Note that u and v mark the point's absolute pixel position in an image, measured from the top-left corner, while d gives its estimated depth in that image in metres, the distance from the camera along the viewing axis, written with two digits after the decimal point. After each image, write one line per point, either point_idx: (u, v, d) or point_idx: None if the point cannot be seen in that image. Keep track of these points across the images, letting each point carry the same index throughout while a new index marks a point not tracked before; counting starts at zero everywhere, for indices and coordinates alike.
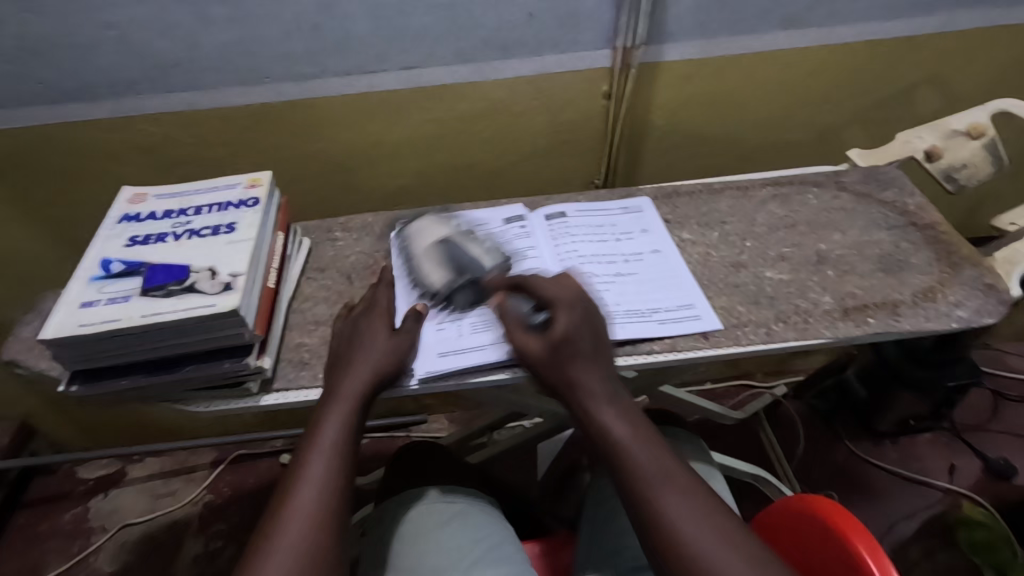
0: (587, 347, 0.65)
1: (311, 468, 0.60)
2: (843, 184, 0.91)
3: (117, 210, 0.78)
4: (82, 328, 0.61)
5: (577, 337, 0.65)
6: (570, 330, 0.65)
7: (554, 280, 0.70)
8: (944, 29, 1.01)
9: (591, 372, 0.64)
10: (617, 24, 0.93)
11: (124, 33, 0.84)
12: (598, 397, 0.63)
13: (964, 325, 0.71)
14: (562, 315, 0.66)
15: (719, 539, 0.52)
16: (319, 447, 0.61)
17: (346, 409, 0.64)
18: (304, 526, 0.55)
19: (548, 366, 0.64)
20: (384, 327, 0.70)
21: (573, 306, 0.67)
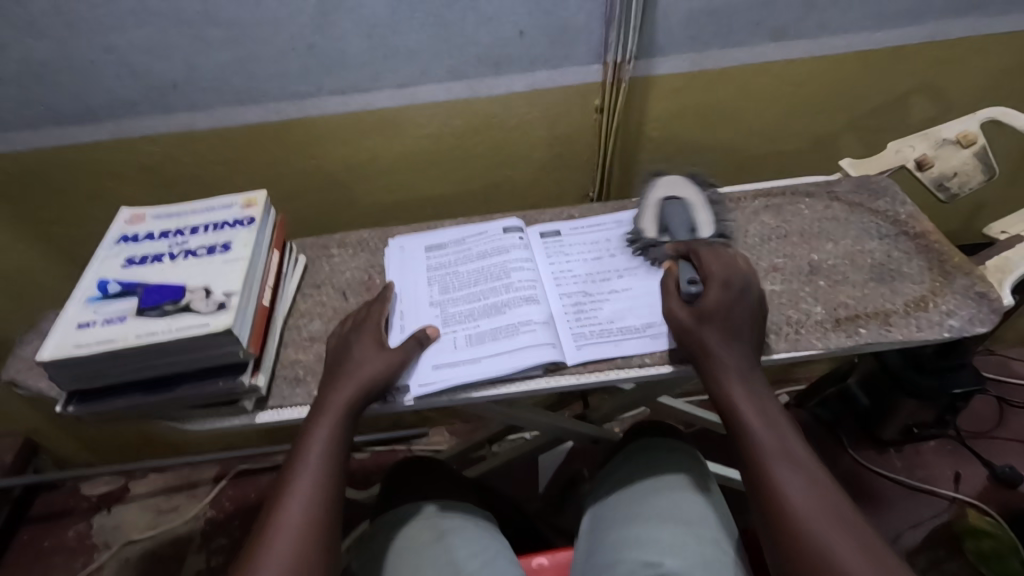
0: (730, 323, 0.67)
1: (298, 485, 0.61)
2: (835, 193, 0.92)
3: (115, 231, 0.79)
4: (78, 350, 0.62)
5: (726, 311, 0.67)
6: (718, 306, 0.67)
7: (716, 256, 0.72)
8: (934, 38, 1.02)
9: (733, 349, 0.66)
10: (607, 39, 0.94)
11: (124, 56, 0.86)
12: (736, 369, 0.65)
13: (956, 334, 0.71)
14: (714, 290, 0.68)
15: (828, 520, 0.54)
16: (306, 462, 0.62)
17: (332, 424, 0.65)
18: (290, 544, 0.57)
19: (691, 333, 0.67)
20: (374, 345, 0.71)
21: (727, 280, 0.69)
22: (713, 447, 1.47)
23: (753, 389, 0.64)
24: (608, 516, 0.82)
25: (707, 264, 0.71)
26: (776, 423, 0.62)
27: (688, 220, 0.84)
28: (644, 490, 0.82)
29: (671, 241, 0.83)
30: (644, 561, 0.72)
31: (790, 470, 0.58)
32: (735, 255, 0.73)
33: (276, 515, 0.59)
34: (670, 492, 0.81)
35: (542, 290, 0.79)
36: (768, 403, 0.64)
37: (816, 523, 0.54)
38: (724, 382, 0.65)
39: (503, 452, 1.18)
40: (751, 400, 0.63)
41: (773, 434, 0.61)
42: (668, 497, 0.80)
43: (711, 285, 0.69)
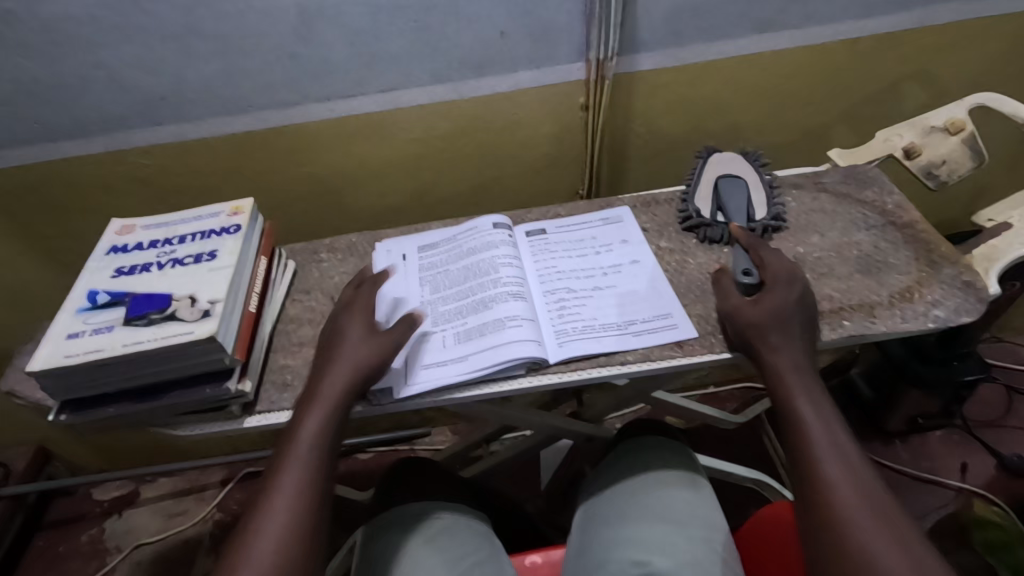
0: (788, 319, 0.65)
1: (294, 453, 0.63)
2: (822, 184, 0.91)
3: (105, 242, 0.80)
4: (67, 360, 0.63)
5: (789, 309, 0.66)
6: (784, 302, 0.67)
7: (777, 256, 0.73)
8: (923, 24, 1.01)
9: (786, 339, 0.64)
10: (589, 38, 0.94)
11: (112, 71, 0.87)
12: (789, 362, 0.63)
13: (941, 324, 0.70)
14: (777, 288, 0.68)
15: (887, 538, 0.49)
16: (302, 435, 0.64)
17: (329, 404, 0.66)
18: (283, 510, 0.59)
19: (753, 323, 0.66)
20: (354, 341, 0.70)
21: (787, 280, 0.69)
22: (715, 442, 1.46)
23: (816, 404, 0.60)
24: (597, 514, 0.83)
25: (771, 263, 0.71)
26: (823, 410, 0.59)
27: (744, 200, 0.85)
28: (632, 487, 0.83)
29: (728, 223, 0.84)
30: (633, 560, 0.72)
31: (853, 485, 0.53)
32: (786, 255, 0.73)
33: (257, 518, 0.59)
34: (659, 488, 0.81)
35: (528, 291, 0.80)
36: (826, 410, 0.59)
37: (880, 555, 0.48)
38: (787, 392, 0.61)
39: (500, 451, 1.19)
40: (815, 412, 0.59)
41: (824, 424, 0.58)
42: (657, 493, 0.80)
43: (772, 263, 0.71)
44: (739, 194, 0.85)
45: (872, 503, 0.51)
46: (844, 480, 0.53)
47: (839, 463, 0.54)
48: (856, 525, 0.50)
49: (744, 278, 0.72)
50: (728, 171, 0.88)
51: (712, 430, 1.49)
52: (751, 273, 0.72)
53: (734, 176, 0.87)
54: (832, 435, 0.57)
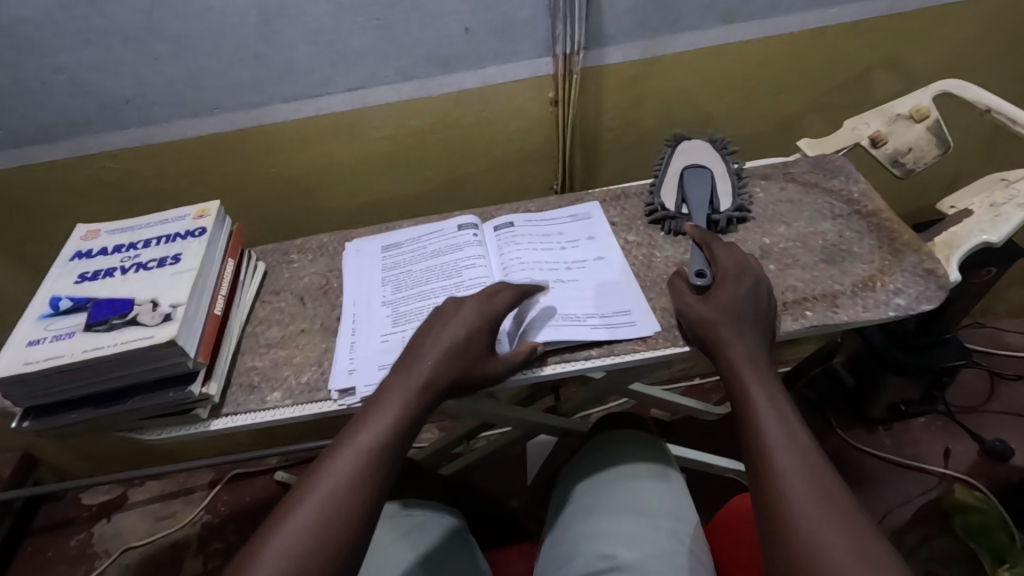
0: (740, 314, 0.66)
1: (359, 438, 0.58)
2: (790, 175, 0.91)
3: (70, 247, 0.80)
4: (27, 366, 0.63)
5: (741, 304, 0.67)
6: (734, 297, 0.68)
7: (729, 253, 0.73)
8: (890, 12, 1.01)
9: (740, 332, 0.65)
10: (555, 32, 0.93)
11: (74, 75, 0.87)
12: (743, 355, 0.63)
13: (902, 312, 0.70)
14: (727, 284, 0.69)
15: (832, 523, 0.49)
16: (376, 420, 0.60)
17: (417, 386, 0.63)
18: (324, 502, 0.53)
19: (707, 320, 0.67)
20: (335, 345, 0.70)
21: (740, 274, 0.70)
22: (699, 433, 1.47)
23: (772, 394, 0.60)
24: (568, 509, 0.83)
25: (722, 261, 0.72)
26: (776, 399, 0.60)
27: (707, 193, 0.85)
28: (603, 481, 0.83)
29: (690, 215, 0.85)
30: (599, 554, 0.73)
31: (803, 471, 0.53)
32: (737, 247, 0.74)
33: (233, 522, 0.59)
34: (630, 481, 0.81)
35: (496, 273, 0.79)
36: (780, 400, 0.60)
37: (825, 541, 0.48)
38: (742, 384, 0.61)
39: (481, 447, 1.19)
40: (769, 403, 0.59)
41: (777, 413, 0.58)
42: (627, 486, 0.81)
43: (723, 262, 0.72)
44: (702, 185, 0.86)
45: (819, 488, 0.52)
46: (794, 468, 0.53)
47: (790, 452, 0.55)
48: (804, 511, 0.50)
49: (698, 278, 0.73)
50: (692, 162, 0.89)
51: (696, 421, 1.50)
52: (705, 274, 0.73)
53: (700, 167, 0.87)
54: (783, 422, 0.58)
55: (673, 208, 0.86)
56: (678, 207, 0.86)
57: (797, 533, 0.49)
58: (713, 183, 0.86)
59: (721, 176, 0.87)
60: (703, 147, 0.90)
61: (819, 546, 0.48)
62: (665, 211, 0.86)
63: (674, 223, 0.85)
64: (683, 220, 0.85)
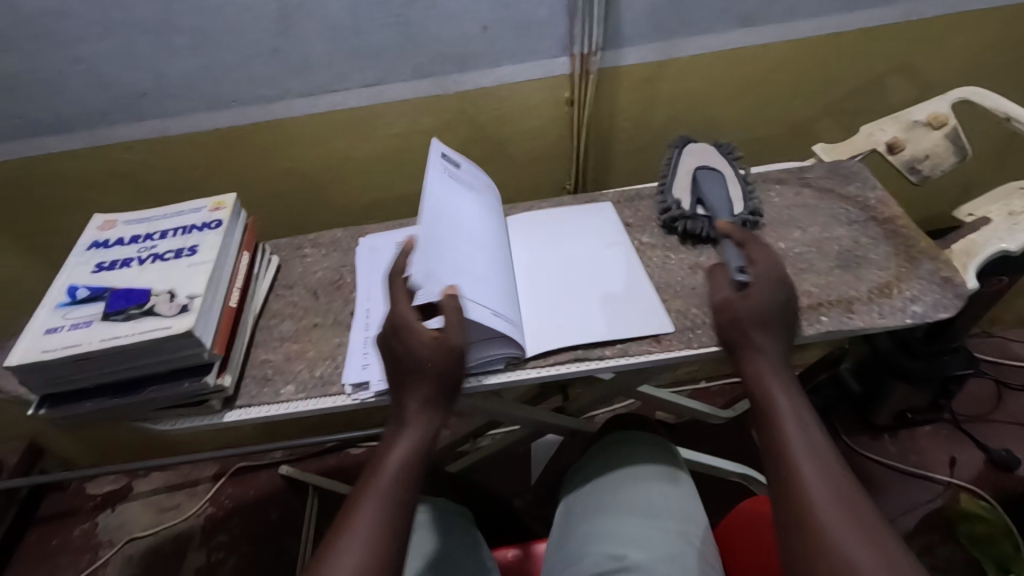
0: (771, 322, 0.66)
1: (377, 484, 0.61)
2: (806, 180, 0.91)
3: (86, 237, 0.80)
4: (45, 354, 0.63)
5: (771, 311, 0.66)
6: (767, 303, 0.67)
7: (765, 253, 0.71)
8: (908, 18, 1.00)
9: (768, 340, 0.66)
10: (572, 32, 0.93)
11: (92, 66, 0.87)
12: (767, 363, 0.65)
13: (918, 320, 0.70)
14: (761, 290, 0.67)
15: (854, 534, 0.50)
16: (387, 464, 0.62)
17: (421, 423, 0.65)
18: (362, 550, 0.55)
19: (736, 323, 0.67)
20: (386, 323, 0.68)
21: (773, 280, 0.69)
22: (704, 436, 1.47)
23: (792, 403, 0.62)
24: (578, 509, 0.83)
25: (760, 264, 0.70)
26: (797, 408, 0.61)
27: (722, 192, 0.85)
28: (613, 481, 0.83)
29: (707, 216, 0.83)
30: (609, 554, 0.73)
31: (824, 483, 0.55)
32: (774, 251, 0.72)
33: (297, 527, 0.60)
34: (640, 482, 0.81)
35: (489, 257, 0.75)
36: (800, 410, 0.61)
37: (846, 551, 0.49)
38: (765, 390, 0.63)
39: (488, 445, 1.19)
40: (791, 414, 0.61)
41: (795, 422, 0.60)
42: (638, 487, 0.81)
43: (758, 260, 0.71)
44: (712, 184, 0.85)
45: (845, 503, 0.53)
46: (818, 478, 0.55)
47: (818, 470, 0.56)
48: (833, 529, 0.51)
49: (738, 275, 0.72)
50: (701, 165, 0.88)
51: (701, 424, 1.49)
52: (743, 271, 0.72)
53: (708, 169, 0.87)
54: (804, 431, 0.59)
55: (689, 209, 0.85)
56: (693, 208, 0.85)
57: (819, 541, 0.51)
58: (725, 184, 0.86)
59: (728, 176, 0.87)
60: (706, 149, 0.90)
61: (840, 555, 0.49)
62: (682, 210, 0.84)
63: (695, 223, 0.83)
64: (702, 220, 0.83)
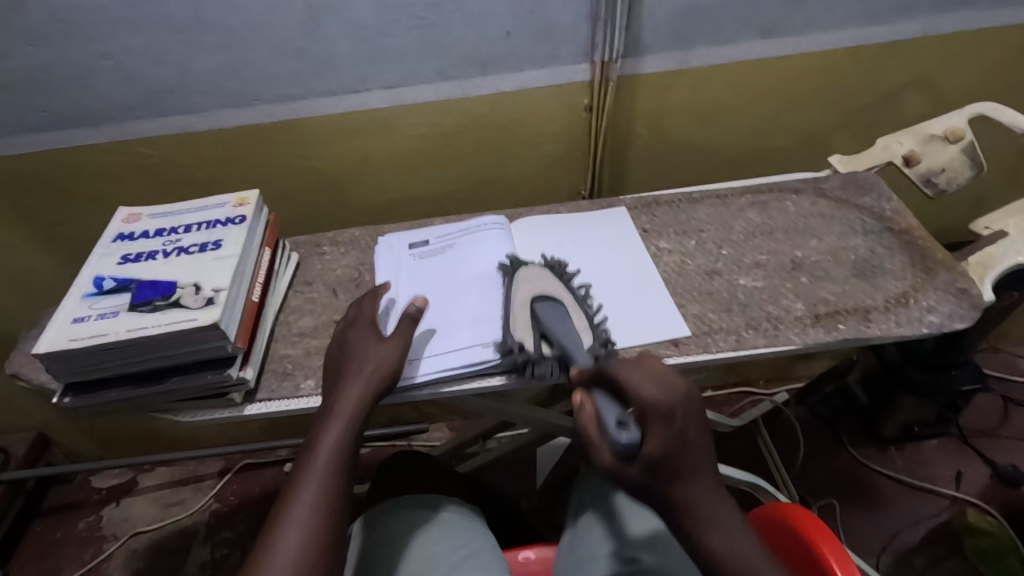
0: (679, 464, 0.55)
1: (313, 467, 0.63)
2: (822, 190, 0.92)
3: (111, 230, 0.81)
4: (72, 343, 0.64)
5: (674, 455, 0.54)
6: (666, 452, 0.54)
7: (639, 373, 0.58)
8: (924, 34, 1.02)
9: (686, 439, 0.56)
10: (594, 39, 0.95)
11: (121, 61, 0.88)
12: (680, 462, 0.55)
13: (935, 330, 0.71)
14: (655, 444, 0.54)
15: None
16: (321, 448, 0.64)
17: (352, 406, 0.67)
18: (302, 530, 0.58)
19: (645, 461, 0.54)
20: (373, 334, 0.72)
21: (677, 407, 0.56)
22: None
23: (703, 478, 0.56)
24: (591, 510, 0.83)
25: (656, 379, 0.58)
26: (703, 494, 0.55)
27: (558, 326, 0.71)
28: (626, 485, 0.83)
29: (561, 360, 0.70)
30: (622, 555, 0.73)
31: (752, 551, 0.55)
32: (651, 357, 0.60)
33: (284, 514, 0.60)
34: None
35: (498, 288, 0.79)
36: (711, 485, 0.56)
37: None
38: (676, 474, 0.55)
39: (497, 446, 1.20)
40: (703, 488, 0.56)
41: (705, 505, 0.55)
42: None
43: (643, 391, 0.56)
44: (564, 319, 0.72)
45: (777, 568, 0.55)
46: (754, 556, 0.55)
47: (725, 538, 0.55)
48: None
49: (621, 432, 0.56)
50: (539, 292, 0.75)
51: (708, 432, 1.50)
52: (626, 420, 0.57)
53: (545, 299, 0.74)
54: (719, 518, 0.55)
55: (531, 349, 0.70)
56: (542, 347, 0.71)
57: None
58: (567, 316, 0.73)
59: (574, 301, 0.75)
60: (559, 288, 0.76)
61: None
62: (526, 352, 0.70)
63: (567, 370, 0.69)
64: (553, 365, 0.70)
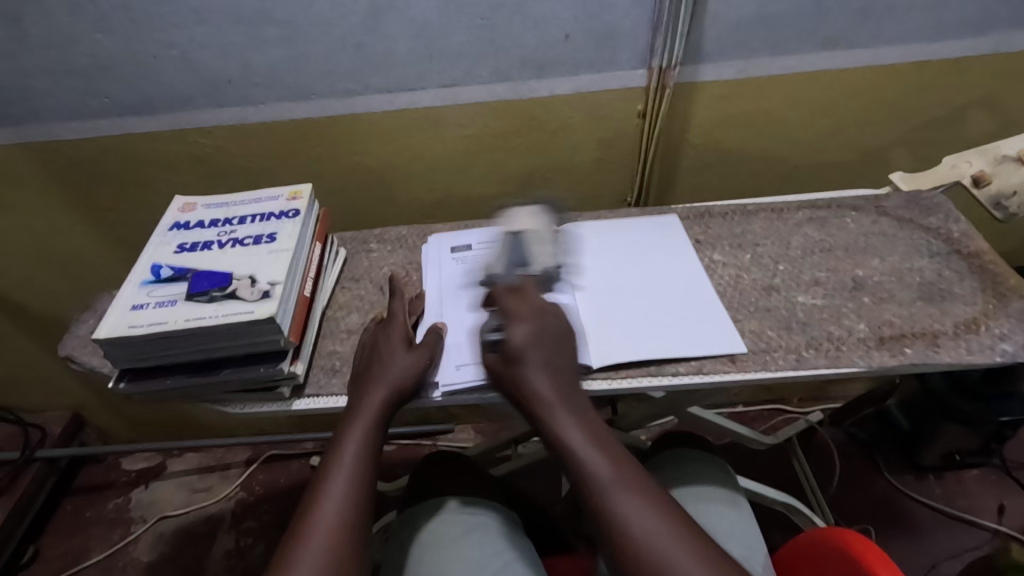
0: (542, 353, 0.63)
1: (331, 488, 0.61)
2: (883, 209, 0.89)
3: (168, 218, 0.82)
4: (132, 330, 0.65)
5: (530, 349, 0.63)
6: (524, 343, 0.63)
7: (522, 296, 0.68)
8: (996, 50, 0.98)
9: (541, 377, 0.62)
10: (653, 45, 0.93)
11: (184, 51, 0.89)
12: (551, 403, 0.61)
13: (1009, 359, 0.68)
14: (519, 329, 0.64)
15: (665, 532, 0.52)
16: (338, 472, 0.62)
17: (367, 426, 0.65)
18: (326, 531, 0.57)
19: (503, 377, 0.63)
20: (402, 342, 0.71)
21: (529, 313, 0.66)
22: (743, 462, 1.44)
23: (573, 424, 0.60)
24: None
25: (518, 304, 0.67)
26: (591, 432, 0.59)
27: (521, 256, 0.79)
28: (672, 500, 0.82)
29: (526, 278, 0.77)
30: None
31: (620, 491, 0.55)
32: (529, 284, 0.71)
33: (308, 517, 0.59)
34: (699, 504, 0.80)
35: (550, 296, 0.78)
36: (594, 435, 0.59)
37: (658, 549, 0.51)
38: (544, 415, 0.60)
39: (529, 453, 1.19)
40: (574, 429, 0.59)
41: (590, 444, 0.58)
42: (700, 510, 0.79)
43: (515, 334, 0.64)
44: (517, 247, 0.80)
45: (648, 508, 0.54)
46: (628, 509, 0.54)
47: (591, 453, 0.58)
48: (664, 555, 0.51)
49: (492, 333, 0.68)
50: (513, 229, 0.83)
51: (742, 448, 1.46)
52: (502, 322, 0.67)
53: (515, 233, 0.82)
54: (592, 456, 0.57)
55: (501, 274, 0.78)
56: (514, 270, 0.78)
57: (650, 554, 0.51)
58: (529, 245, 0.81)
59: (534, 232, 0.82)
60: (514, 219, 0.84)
61: (653, 555, 0.51)
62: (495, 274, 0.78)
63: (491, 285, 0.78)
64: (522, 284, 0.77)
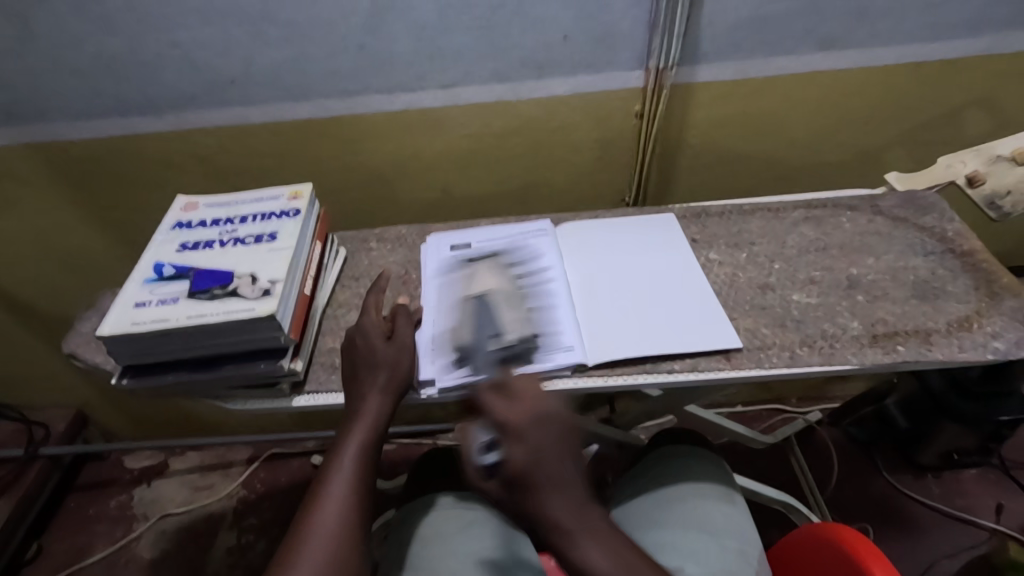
0: (547, 476, 0.52)
1: (331, 491, 0.62)
2: (879, 208, 0.90)
3: (171, 217, 0.83)
4: (135, 327, 0.66)
5: (535, 470, 0.52)
6: (525, 465, 0.52)
7: (510, 398, 0.56)
8: (992, 51, 0.99)
9: (557, 505, 0.52)
10: (650, 45, 0.94)
11: (187, 52, 0.90)
12: (567, 532, 0.52)
13: (1001, 356, 0.69)
14: (518, 445, 0.53)
15: None
16: (338, 474, 0.63)
17: (366, 429, 0.66)
18: (327, 534, 0.58)
19: (514, 504, 0.53)
20: (380, 336, 0.72)
21: (535, 420, 0.54)
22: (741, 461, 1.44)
23: (587, 545, 0.52)
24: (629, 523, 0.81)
25: (517, 408, 0.55)
26: (620, 560, 0.52)
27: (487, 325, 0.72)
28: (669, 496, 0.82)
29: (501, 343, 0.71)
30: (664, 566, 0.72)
31: None
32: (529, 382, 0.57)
33: (309, 519, 0.59)
34: (695, 500, 0.81)
35: (547, 295, 0.78)
36: (618, 551, 0.52)
37: None
38: (558, 543, 0.52)
39: (528, 451, 1.19)
40: (597, 556, 0.51)
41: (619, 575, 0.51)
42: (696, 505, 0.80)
43: (513, 452, 0.53)
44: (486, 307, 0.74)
45: None
46: None
47: (598, 549, 0.52)
48: None
49: (488, 450, 0.55)
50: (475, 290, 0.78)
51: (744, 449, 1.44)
52: (495, 443, 0.55)
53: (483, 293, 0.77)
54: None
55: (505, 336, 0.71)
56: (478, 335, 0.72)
57: None
58: (488, 311, 0.74)
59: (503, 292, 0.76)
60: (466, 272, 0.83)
61: None
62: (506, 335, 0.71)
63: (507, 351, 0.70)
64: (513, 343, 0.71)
